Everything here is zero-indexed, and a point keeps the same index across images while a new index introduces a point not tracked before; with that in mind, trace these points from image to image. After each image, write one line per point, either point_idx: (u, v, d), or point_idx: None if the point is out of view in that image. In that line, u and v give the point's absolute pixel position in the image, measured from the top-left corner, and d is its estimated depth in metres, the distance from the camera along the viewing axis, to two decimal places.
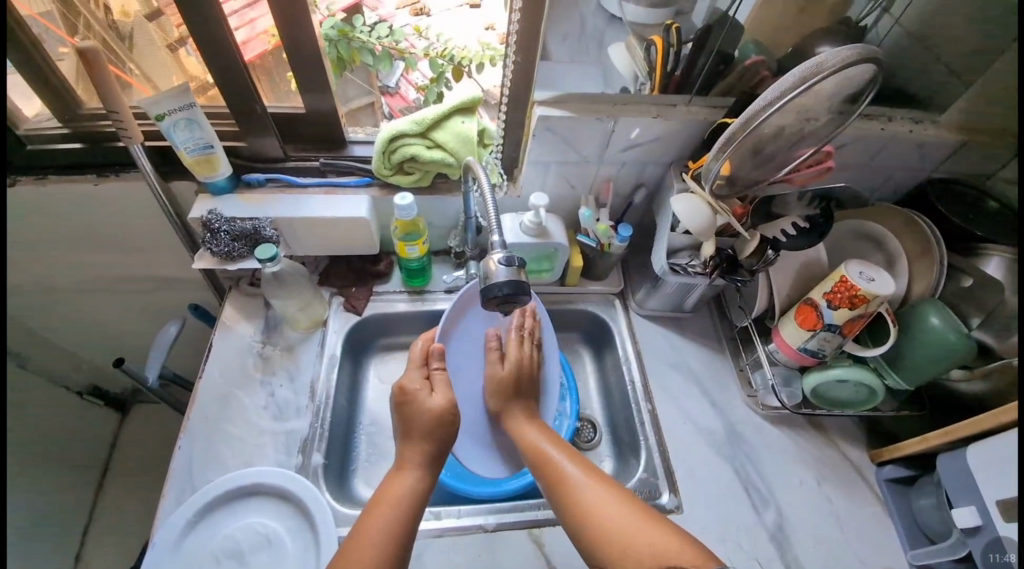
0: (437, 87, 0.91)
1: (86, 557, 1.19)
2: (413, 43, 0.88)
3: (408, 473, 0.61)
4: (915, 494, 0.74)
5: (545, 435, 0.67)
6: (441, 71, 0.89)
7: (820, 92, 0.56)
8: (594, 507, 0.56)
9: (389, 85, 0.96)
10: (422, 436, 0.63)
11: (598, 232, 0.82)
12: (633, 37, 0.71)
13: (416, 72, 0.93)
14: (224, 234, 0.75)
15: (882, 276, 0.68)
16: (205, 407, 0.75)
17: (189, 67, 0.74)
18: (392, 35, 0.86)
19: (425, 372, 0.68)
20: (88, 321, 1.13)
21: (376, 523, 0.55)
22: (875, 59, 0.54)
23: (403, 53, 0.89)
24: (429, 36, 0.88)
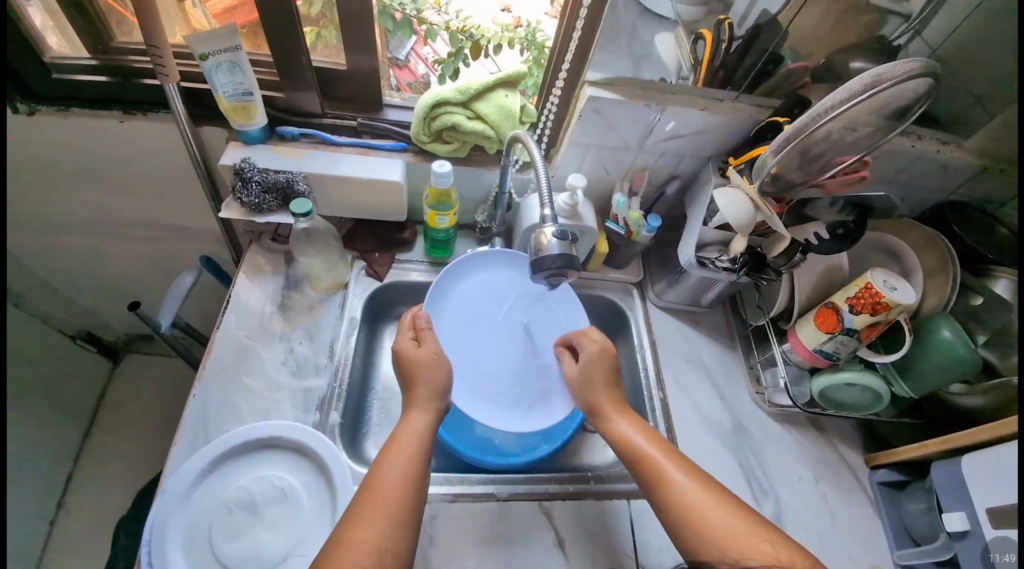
0: (454, 61, 0.89)
1: (70, 503, 1.18)
2: (432, 16, 0.90)
3: (418, 415, 0.62)
4: (906, 498, 0.78)
5: (640, 430, 0.64)
6: (460, 47, 0.89)
7: (880, 104, 0.58)
8: (702, 506, 0.56)
9: (398, 57, 0.96)
10: (425, 384, 0.65)
11: (630, 219, 0.83)
12: (682, 29, 0.71)
13: (428, 47, 0.95)
14: (256, 185, 0.73)
15: (904, 287, 0.71)
16: (222, 357, 0.74)
17: (195, 21, 0.77)
18: (413, 3, 0.88)
19: (414, 334, 0.70)
20: (90, 264, 1.10)
21: (393, 463, 0.56)
22: (936, 75, 0.56)
23: (422, 24, 0.89)
24: (449, 11, 0.90)
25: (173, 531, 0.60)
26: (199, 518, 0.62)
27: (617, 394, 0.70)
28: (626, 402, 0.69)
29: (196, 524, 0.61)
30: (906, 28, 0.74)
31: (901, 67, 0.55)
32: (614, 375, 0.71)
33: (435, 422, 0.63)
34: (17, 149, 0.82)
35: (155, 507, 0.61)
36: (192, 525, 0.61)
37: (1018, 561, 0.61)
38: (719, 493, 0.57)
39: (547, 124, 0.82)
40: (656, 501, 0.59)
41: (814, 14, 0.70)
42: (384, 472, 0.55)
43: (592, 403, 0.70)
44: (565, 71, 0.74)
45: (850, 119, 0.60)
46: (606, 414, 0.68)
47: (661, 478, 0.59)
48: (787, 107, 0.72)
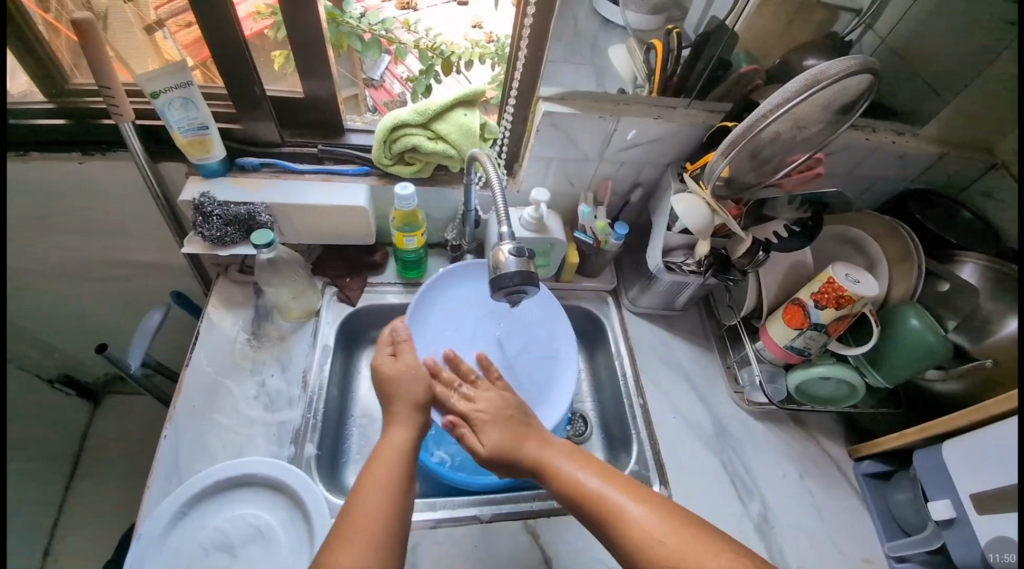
0: (425, 78, 0.94)
1: (54, 554, 1.14)
2: (402, 36, 0.92)
3: (398, 430, 0.61)
4: (891, 489, 0.78)
5: (576, 457, 0.59)
6: (431, 64, 0.93)
7: (819, 101, 0.59)
8: (648, 530, 0.50)
9: (373, 77, 0.97)
10: (403, 401, 0.63)
11: (596, 228, 0.83)
12: (634, 41, 0.75)
13: (402, 66, 0.96)
14: (217, 218, 0.73)
15: (867, 279, 0.72)
16: (191, 396, 0.73)
17: (166, 52, 0.75)
18: (382, 23, 0.89)
19: (392, 347, 0.69)
20: (61, 307, 1.08)
21: (370, 489, 0.53)
22: (872, 69, 0.57)
23: (392, 43, 0.92)
24: (418, 30, 0.93)
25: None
26: (175, 563, 0.60)
27: (547, 439, 0.62)
28: (553, 437, 0.63)
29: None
30: (859, 22, 0.76)
31: (837, 66, 0.57)
32: (507, 405, 0.66)
33: (416, 436, 0.61)
34: None
35: (129, 554, 0.59)
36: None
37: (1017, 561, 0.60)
38: (664, 508, 0.52)
39: (507, 140, 0.82)
40: (603, 533, 0.53)
41: (766, 17, 0.72)
42: (367, 491, 0.54)
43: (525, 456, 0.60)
44: (518, 87, 0.75)
45: (794, 119, 0.61)
46: (539, 454, 0.60)
47: (602, 503, 0.53)
48: (736, 112, 0.73)
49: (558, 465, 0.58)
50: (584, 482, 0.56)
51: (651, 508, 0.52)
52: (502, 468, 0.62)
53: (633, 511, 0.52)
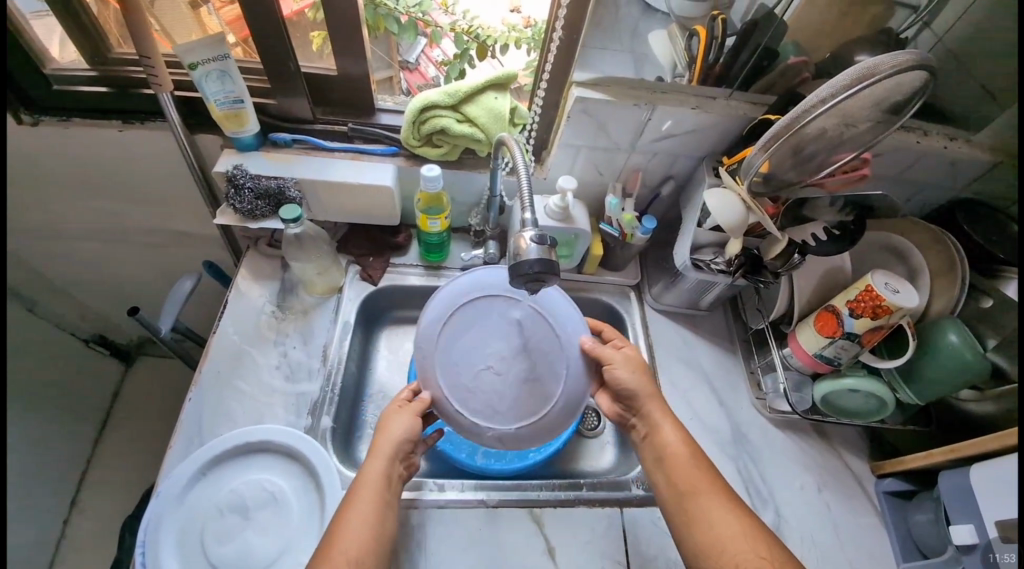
0: (460, 63, 0.94)
1: (81, 504, 1.21)
2: (439, 18, 0.93)
3: (372, 463, 0.61)
4: (913, 508, 0.75)
5: (686, 445, 0.64)
6: (465, 48, 0.93)
7: (870, 99, 0.56)
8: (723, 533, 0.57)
9: (409, 60, 0.97)
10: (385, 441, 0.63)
11: (623, 221, 0.81)
12: (676, 26, 0.68)
13: (438, 48, 0.97)
14: (248, 192, 0.74)
15: (907, 289, 0.68)
16: (217, 361, 0.75)
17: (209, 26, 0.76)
18: (419, 5, 0.90)
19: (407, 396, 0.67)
20: (99, 269, 1.13)
21: (351, 533, 0.56)
22: (930, 67, 0.53)
23: (428, 27, 0.92)
24: (455, 13, 0.92)
25: (165, 534, 0.61)
26: (192, 521, 0.63)
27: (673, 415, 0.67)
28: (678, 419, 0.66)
29: (190, 526, 0.62)
30: (914, 19, 0.70)
31: (892, 61, 0.53)
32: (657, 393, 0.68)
33: (392, 469, 0.62)
34: (24, 160, 0.84)
35: (149, 509, 0.62)
36: (186, 527, 0.62)
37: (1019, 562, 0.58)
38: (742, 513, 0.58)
39: (536, 126, 0.81)
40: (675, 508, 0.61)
41: (815, 9, 0.68)
42: (346, 530, 0.56)
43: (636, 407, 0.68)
44: (550, 72, 0.73)
45: (844, 114, 0.57)
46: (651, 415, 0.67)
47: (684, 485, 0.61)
48: (780, 105, 0.69)
49: (664, 441, 0.65)
50: (679, 460, 0.63)
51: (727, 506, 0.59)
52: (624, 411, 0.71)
53: (712, 495, 0.60)
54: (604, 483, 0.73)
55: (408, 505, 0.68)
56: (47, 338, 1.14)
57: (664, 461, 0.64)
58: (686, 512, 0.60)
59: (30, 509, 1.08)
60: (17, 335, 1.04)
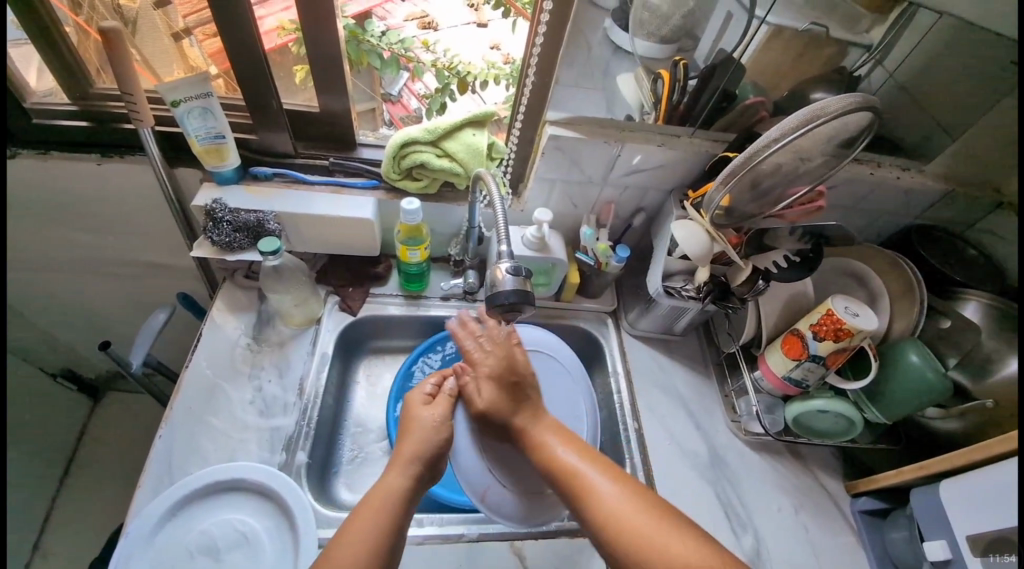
0: (441, 97, 0.98)
1: (39, 548, 1.14)
2: (420, 54, 0.98)
3: (394, 476, 0.60)
4: (888, 527, 0.77)
5: (560, 438, 0.63)
6: (447, 83, 0.98)
7: (821, 136, 0.60)
8: (618, 511, 0.54)
9: (391, 93, 1.00)
10: (412, 442, 0.64)
11: (598, 250, 0.84)
12: (642, 69, 0.76)
13: (419, 83, 1.01)
14: (227, 224, 0.74)
15: (867, 313, 0.71)
16: (190, 397, 0.73)
17: (193, 58, 0.78)
18: (402, 42, 0.94)
19: (435, 390, 0.71)
20: (69, 301, 1.10)
21: (359, 531, 0.54)
22: (872, 107, 0.58)
23: (411, 62, 0.97)
24: (436, 50, 0.98)
25: None
26: (159, 566, 0.60)
27: (538, 415, 0.66)
28: (545, 413, 0.67)
29: None
30: (867, 58, 0.75)
31: (838, 102, 0.58)
32: (516, 388, 0.68)
33: (414, 484, 0.60)
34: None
35: (114, 553, 0.59)
36: None
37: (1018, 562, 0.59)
38: (635, 490, 0.56)
39: (512, 160, 0.84)
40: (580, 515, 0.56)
41: (773, 51, 0.73)
42: (349, 537, 0.53)
43: (508, 427, 0.66)
44: (525, 108, 0.76)
45: (796, 151, 0.62)
46: (531, 430, 0.64)
47: (578, 489, 0.57)
48: (739, 143, 0.74)
49: (544, 446, 0.62)
50: (568, 465, 0.60)
51: (619, 490, 0.56)
52: (490, 429, 0.67)
53: (608, 485, 0.57)
54: None
55: None
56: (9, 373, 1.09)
57: (557, 476, 0.60)
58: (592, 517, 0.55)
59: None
60: None
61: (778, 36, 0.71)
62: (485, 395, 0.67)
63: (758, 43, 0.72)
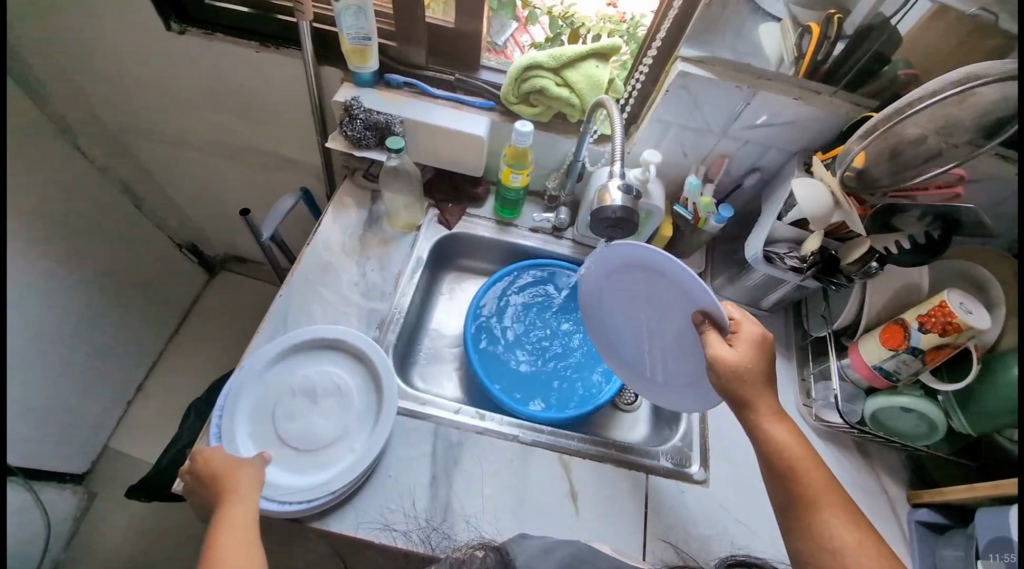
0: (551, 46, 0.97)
1: (146, 390, 1.37)
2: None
3: (239, 502, 0.58)
4: (942, 543, 0.73)
5: (798, 441, 0.54)
6: (558, 33, 0.96)
7: (970, 101, 0.56)
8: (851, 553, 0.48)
9: (496, 43, 0.99)
10: (235, 475, 0.60)
11: (700, 205, 0.83)
12: (790, 20, 0.71)
13: (526, 35, 0.99)
14: (360, 121, 0.81)
15: (981, 312, 0.66)
16: (307, 269, 0.84)
17: None
18: None
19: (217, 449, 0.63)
20: (206, 179, 1.27)
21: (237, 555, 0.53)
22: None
23: (526, 9, 0.95)
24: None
25: (243, 400, 0.70)
26: (265, 397, 0.71)
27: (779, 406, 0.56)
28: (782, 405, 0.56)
29: (263, 400, 0.71)
30: None
31: (1000, 66, 0.54)
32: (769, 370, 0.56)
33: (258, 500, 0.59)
34: (168, 65, 0.97)
35: (233, 379, 0.70)
36: (259, 400, 0.71)
37: None
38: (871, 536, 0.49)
39: (631, 100, 0.85)
40: (790, 522, 0.52)
41: (933, 34, 0.64)
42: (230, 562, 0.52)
43: (743, 398, 0.56)
44: (658, 46, 0.76)
45: (943, 117, 0.59)
46: (763, 416, 0.55)
47: (806, 501, 0.51)
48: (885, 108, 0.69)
49: (775, 440, 0.54)
50: (797, 471, 0.53)
51: (857, 528, 0.49)
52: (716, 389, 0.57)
53: (840, 520, 0.50)
54: (633, 447, 0.76)
55: (450, 424, 0.74)
56: (142, 234, 1.29)
57: (783, 477, 0.53)
58: (808, 539, 0.50)
59: (102, 382, 1.23)
60: (113, 228, 1.19)
61: (940, 17, 0.62)
62: (737, 353, 0.56)
63: (919, 15, 0.64)
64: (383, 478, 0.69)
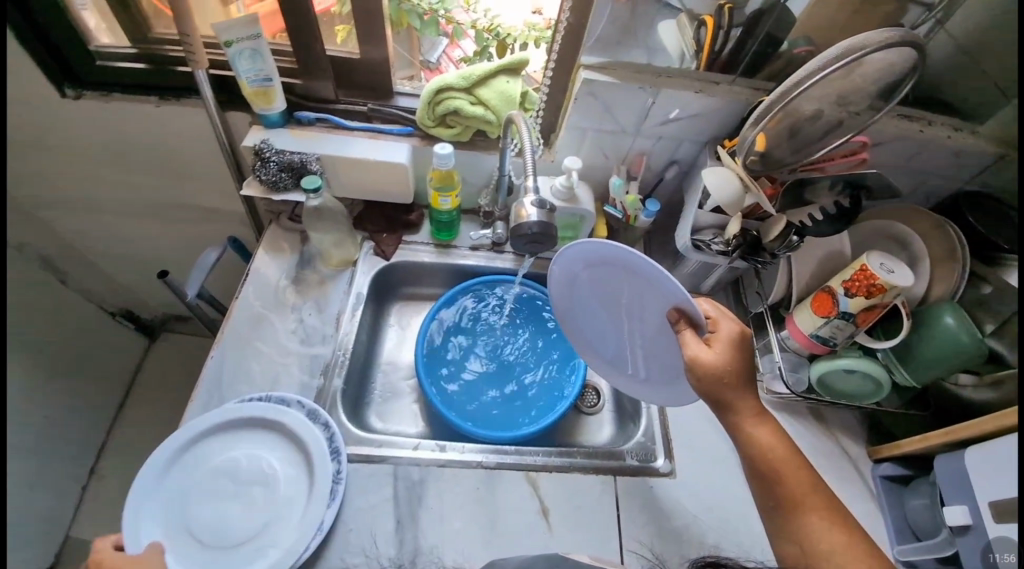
0: (480, 58, 1.01)
1: (100, 473, 1.27)
2: (461, 15, 0.98)
3: None
4: (908, 494, 0.76)
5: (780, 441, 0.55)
6: (485, 45, 1.00)
7: (852, 73, 0.59)
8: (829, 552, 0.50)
9: (430, 60, 1.06)
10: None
11: (626, 203, 0.84)
12: (684, 17, 0.70)
13: (457, 49, 1.07)
14: (274, 164, 0.79)
15: (903, 270, 0.69)
16: (239, 324, 0.80)
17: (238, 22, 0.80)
18: (441, 3, 0.94)
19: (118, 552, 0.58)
20: (129, 241, 1.20)
21: None
22: (912, 44, 0.55)
23: (450, 24, 0.99)
24: (477, 10, 0.98)
25: (152, 504, 0.64)
26: (178, 493, 0.66)
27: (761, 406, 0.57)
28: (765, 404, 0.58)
29: (176, 497, 0.65)
30: (929, 16, 0.70)
31: (878, 36, 0.55)
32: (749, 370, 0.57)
33: None
34: (63, 131, 0.91)
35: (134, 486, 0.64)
36: (171, 499, 0.65)
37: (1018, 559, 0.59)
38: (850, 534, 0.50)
39: (542, 111, 0.85)
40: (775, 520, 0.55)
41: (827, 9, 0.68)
42: None
43: (721, 401, 0.57)
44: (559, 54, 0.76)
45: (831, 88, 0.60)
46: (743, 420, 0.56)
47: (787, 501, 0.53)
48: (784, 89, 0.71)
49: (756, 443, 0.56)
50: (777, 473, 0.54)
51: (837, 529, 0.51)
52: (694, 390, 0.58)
53: (820, 522, 0.51)
54: (600, 452, 0.76)
55: (410, 463, 0.72)
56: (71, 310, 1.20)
57: (766, 478, 0.55)
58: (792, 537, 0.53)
59: (49, 475, 1.14)
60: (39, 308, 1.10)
61: None
62: (714, 355, 0.56)
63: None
64: (340, 542, 0.65)
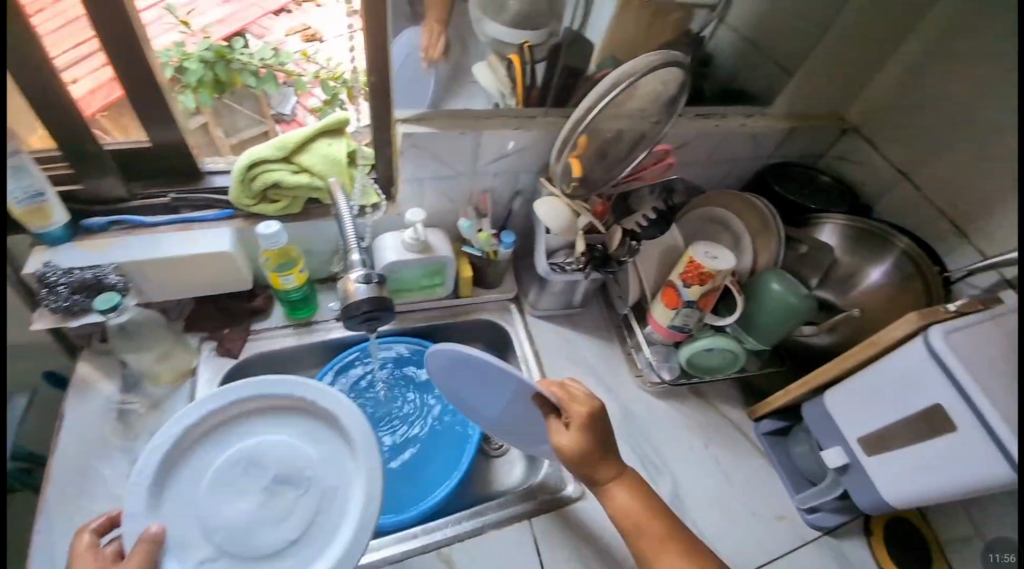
0: (331, 109, 0.87)
1: None
2: (302, 67, 0.90)
3: None
4: (791, 443, 0.84)
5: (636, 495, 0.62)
6: (335, 93, 0.87)
7: (631, 97, 0.66)
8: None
9: (283, 112, 0.99)
10: None
11: (480, 241, 0.84)
12: (494, 55, 0.75)
13: (311, 97, 0.93)
14: (63, 288, 0.70)
15: (724, 253, 0.77)
16: (61, 481, 0.68)
17: None
18: (277, 57, 0.89)
19: None
20: None
21: None
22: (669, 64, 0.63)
23: (291, 77, 0.90)
24: (318, 61, 0.90)
25: (179, 496, 0.57)
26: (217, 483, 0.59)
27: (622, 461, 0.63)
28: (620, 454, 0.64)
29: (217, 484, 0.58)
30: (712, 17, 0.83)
31: (639, 62, 0.62)
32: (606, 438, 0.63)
33: None
34: None
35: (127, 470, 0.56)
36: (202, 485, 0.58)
37: (890, 480, 0.67)
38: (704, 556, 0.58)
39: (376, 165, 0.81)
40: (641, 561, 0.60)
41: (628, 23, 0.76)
42: None
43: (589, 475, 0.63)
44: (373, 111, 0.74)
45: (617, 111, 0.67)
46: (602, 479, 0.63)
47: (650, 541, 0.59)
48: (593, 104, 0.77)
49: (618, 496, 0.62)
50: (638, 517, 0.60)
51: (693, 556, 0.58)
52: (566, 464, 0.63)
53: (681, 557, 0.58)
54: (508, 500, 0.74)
55: None
56: None
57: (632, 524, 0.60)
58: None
59: None
60: None
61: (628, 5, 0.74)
62: (571, 438, 0.61)
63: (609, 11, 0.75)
64: None
